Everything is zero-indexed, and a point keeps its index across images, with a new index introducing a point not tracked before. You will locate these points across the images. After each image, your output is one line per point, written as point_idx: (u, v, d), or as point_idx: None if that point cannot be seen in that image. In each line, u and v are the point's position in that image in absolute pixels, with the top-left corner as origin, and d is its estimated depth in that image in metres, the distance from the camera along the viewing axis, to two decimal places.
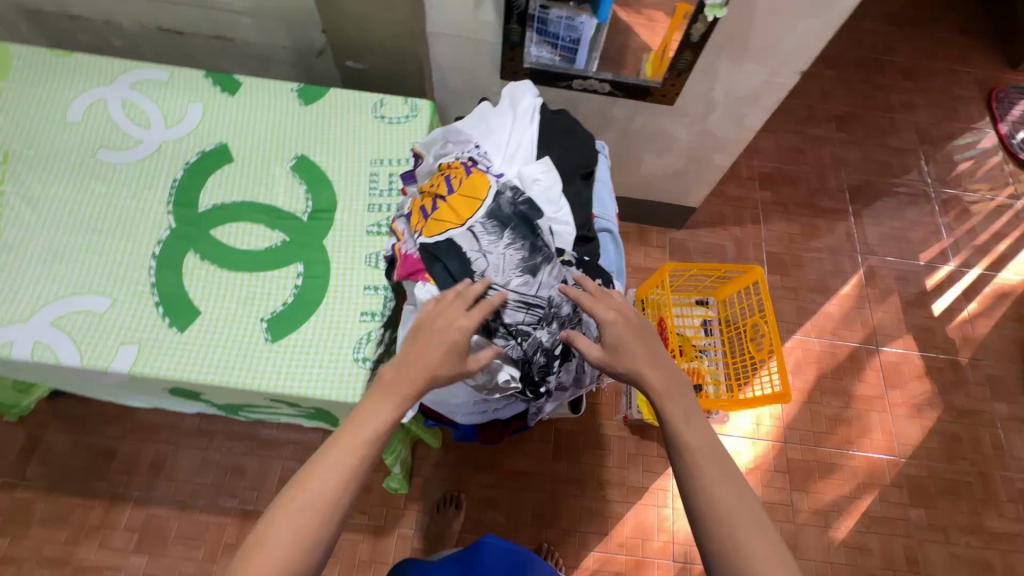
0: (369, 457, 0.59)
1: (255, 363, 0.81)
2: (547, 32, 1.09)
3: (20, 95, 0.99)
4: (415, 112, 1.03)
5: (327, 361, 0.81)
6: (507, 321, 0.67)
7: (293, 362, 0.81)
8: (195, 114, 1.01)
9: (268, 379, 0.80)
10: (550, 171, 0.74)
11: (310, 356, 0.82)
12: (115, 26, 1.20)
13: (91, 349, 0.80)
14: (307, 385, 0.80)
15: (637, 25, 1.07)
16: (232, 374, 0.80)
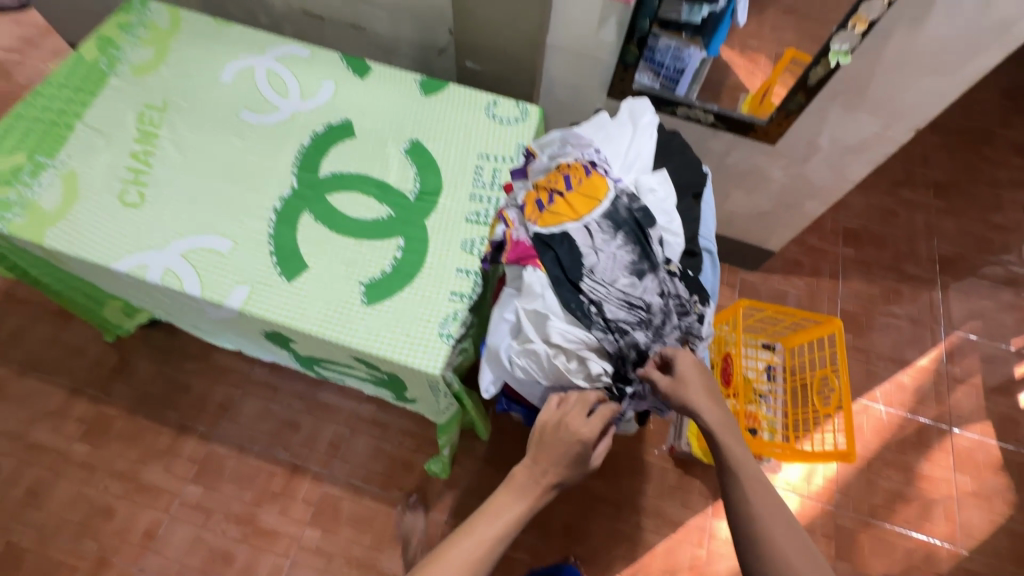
0: (491, 556, 0.64)
1: (350, 322, 0.87)
2: (654, 63, 1.15)
3: (184, 54, 1.12)
4: (525, 117, 1.09)
5: (415, 331, 0.86)
6: (609, 316, 0.72)
7: (384, 326, 0.87)
8: (327, 89, 1.10)
9: (359, 339, 0.86)
10: (666, 184, 0.79)
11: (400, 325, 0.87)
12: (266, 6, 1.33)
13: (211, 283, 0.89)
14: (393, 350, 0.85)
15: (739, 66, 1.17)
16: (329, 328, 0.86)
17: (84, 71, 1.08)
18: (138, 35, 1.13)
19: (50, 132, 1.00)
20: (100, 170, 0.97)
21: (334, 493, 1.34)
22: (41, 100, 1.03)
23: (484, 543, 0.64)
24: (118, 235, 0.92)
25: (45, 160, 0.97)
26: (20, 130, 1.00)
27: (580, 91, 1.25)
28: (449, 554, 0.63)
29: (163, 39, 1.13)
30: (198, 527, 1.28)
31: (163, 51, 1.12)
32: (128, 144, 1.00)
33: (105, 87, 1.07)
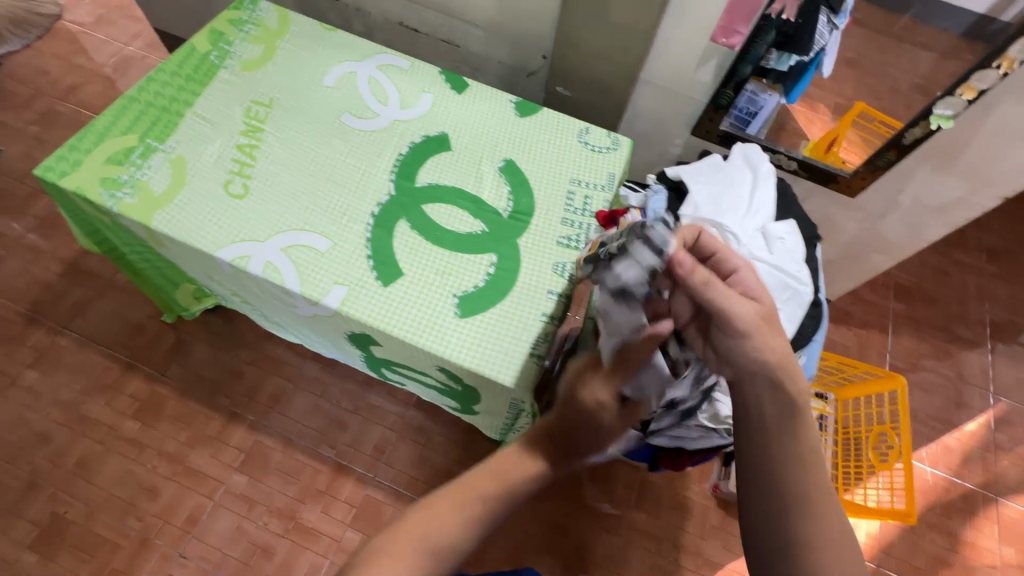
0: (482, 512, 0.67)
1: (443, 333, 0.88)
2: (736, 110, 1.17)
3: (291, 54, 1.15)
4: (616, 147, 1.11)
5: (506, 348, 0.87)
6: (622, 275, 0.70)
7: (475, 340, 0.88)
8: (426, 101, 1.13)
9: (451, 351, 0.87)
10: (792, 234, 0.76)
11: (491, 340, 0.88)
12: (363, 14, 1.37)
13: (310, 280, 0.90)
14: (484, 364, 0.86)
15: (794, 111, 1.25)
16: (422, 336, 0.88)
17: (195, 61, 1.11)
18: (248, 31, 1.17)
19: (162, 118, 1.03)
20: (207, 158, 1.00)
21: (377, 497, 1.34)
22: (155, 85, 1.07)
23: (476, 501, 0.67)
24: (221, 224, 0.94)
25: (156, 143, 1.00)
26: (133, 113, 1.03)
27: (663, 125, 1.28)
28: (439, 508, 0.66)
29: (271, 37, 1.17)
30: (241, 517, 1.28)
31: (272, 49, 1.15)
32: (235, 136, 1.03)
33: (215, 79, 1.10)
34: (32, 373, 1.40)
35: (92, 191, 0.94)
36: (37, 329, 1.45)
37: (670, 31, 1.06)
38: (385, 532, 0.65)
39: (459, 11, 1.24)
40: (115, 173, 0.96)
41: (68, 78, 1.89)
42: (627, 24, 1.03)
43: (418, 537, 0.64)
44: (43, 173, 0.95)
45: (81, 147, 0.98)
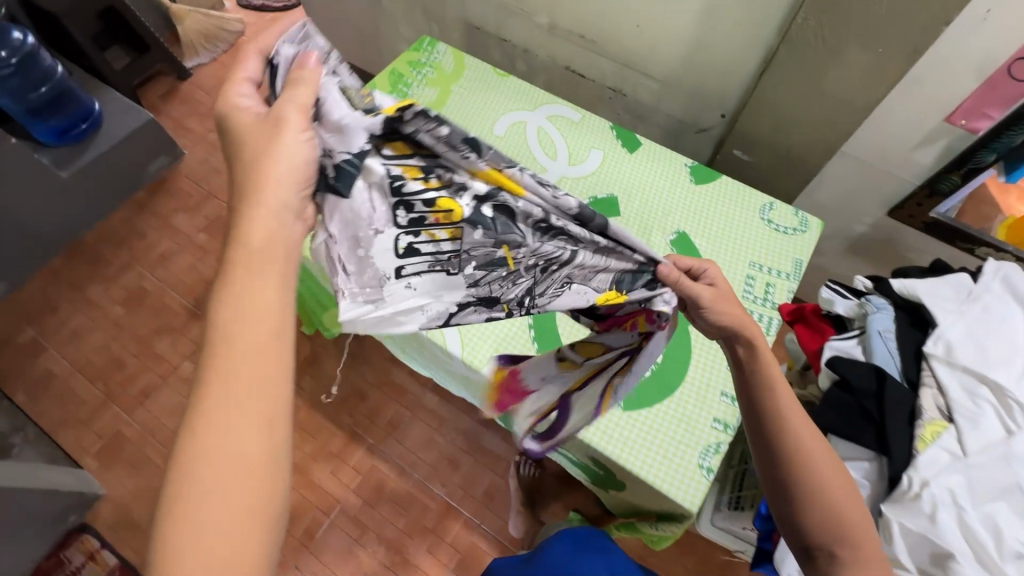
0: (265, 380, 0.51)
1: (603, 422, 0.82)
2: (954, 200, 1.00)
3: (465, 101, 1.16)
4: (804, 227, 0.99)
5: (671, 453, 0.80)
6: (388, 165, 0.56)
7: (637, 437, 0.82)
8: (595, 159, 1.08)
9: (611, 447, 0.81)
10: None
11: (656, 441, 0.81)
12: (530, 55, 1.35)
13: (471, 345, 0.90)
14: (644, 467, 0.80)
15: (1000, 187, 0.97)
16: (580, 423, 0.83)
17: None
18: (425, 74, 1.19)
19: None
20: None
21: (482, 545, 1.32)
22: None
23: (241, 374, 0.50)
24: None
25: None
26: None
27: (852, 200, 1.13)
28: (205, 418, 0.48)
29: (446, 81, 1.18)
30: (352, 539, 1.32)
31: (446, 95, 1.17)
32: None
33: None
34: (189, 363, 1.54)
35: None
36: (198, 323, 1.60)
37: (894, 103, 0.92)
38: (159, 517, 0.46)
39: (636, 61, 1.18)
40: None
41: None
42: (846, 95, 0.91)
43: (195, 468, 0.47)
44: None
45: None
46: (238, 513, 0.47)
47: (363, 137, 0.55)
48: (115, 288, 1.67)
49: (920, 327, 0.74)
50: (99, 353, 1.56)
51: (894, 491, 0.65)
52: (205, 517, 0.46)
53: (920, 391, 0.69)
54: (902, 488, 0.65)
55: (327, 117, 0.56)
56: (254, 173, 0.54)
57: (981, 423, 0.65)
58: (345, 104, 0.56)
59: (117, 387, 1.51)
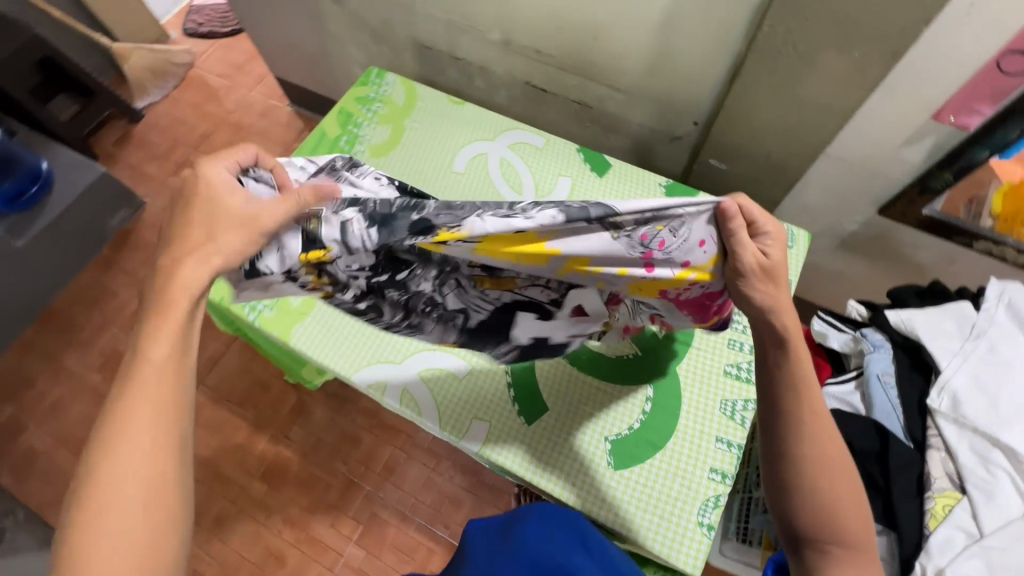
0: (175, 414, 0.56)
1: (594, 487, 0.78)
2: (948, 196, 0.93)
3: (420, 137, 1.08)
4: (791, 242, 0.93)
5: (669, 515, 0.76)
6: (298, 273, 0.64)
7: (631, 499, 0.77)
8: (564, 188, 1.02)
9: (604, 510, 0.77)
10: None
11: (650, 501, 0.77)
12: (488, 72, 1.27)
13: (449, 413, 0.84)
14: (642, 533, 0.75)
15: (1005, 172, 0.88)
16: (571, 490, 0.78)
17: (327, 148, 1.08)
18: (375, 110, 1.11)
19: None
20: None
21: None
22: None
23: (149, 411, 0.54)
24: (357, 345, 0.89)
25: None
26: None
27: (840, 199, 1.06)
28: (111, 450, 0.53)
29: (398, 116, 1.11)
30: None
31: (399, 131, 1.09)
32: None
33: None
34: None
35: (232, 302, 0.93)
36: None
37: (876, 104, 0.86)
38: (67, 542, 0.51)
39: (599, 73, 1.10)
40: None
41: (200, 127, 1.99)
42: (824, 101, 0.84)
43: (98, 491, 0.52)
44: None
45: None
46: (142, 533, 0.52)
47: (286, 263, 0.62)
48: (90, 354, 1.61)
49: (923, 373, 0.82)
50: (82, 425, 1.52)
51: (908, 572, 0.71)
52: (109, 536, 0.51)
53: (928, 455, 0.76)
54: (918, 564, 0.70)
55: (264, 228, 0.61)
56: (177, 228, 0.58)
57: (996, 494, 0.71)
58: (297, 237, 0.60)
59: None
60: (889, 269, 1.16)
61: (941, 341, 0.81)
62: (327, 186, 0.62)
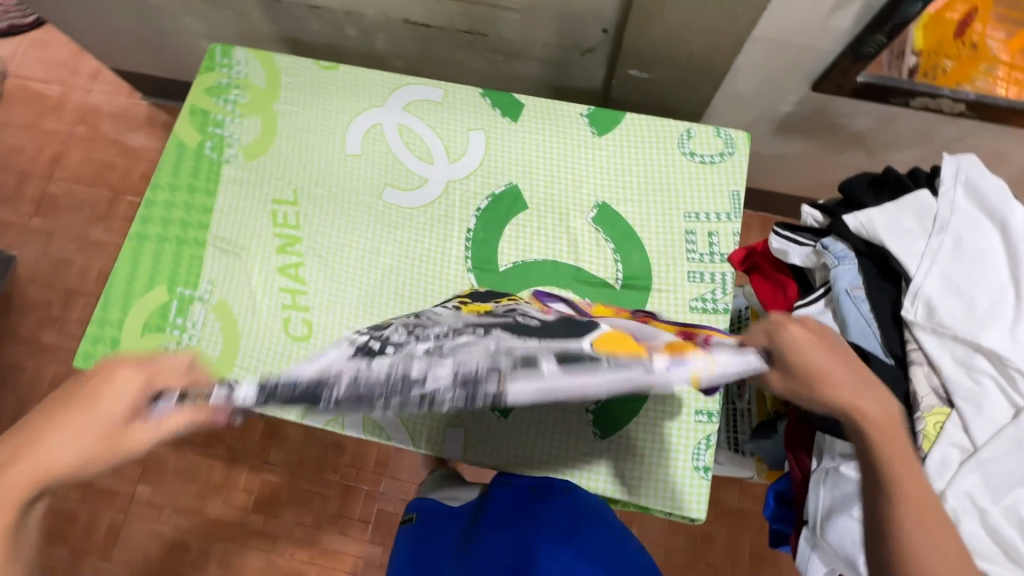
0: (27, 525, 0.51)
1: (583, 460, 0.77)
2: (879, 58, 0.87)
3: (297, 120, 0.91)
4: (731, 148, 0.86)
5: (662, 468, 0.75)
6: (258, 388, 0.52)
7: (622, 463, 0.76)
8: (478, 144, 0.89)
9: (596, 479, 0.76)
10: None
11: (640, 458, 0.76)
12: (356, 17, 1.06)
13: (420, 428, 0.79)
14: (640, 493, 0.75)
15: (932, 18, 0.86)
16: (561, 470, 0.78)
17: (192, 162, 0.90)
18: (234, 101, 0.92)
19: (181, 255, 0.86)
20: (252, 300, 0.83)
21: None
22: (159, 211, 0.88)
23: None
24: None
25: (189, 292, 0.84)
26: (150, 255, 0.86)
27: (771, 82, 0.98)
28: None
29: (264, 102, 0.92)
30: None
31: (271, 121, 0.92)
32: (270, 258, 0.85)
33: (223, 181, 0.89)
34: (145, 487, 1.39)
35: None
36: None
37: None
38: None
39: None
40: (160, 343, 0.82)
41: (45, 149, 1.66)
42: None
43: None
44: (87, 365, 0.82)
45: (112, 319, 0.83)
46: None
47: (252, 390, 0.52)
48: None
49: (891, 279, 0.61)
50: None
51: None
52: None
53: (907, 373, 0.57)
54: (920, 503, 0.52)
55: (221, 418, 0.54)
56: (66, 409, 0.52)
57: (988, 405, 0.53)
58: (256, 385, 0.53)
59: (79, 540, 1.36)
60: (829, 142, 1.11)
61: (902, 242, 0.59)
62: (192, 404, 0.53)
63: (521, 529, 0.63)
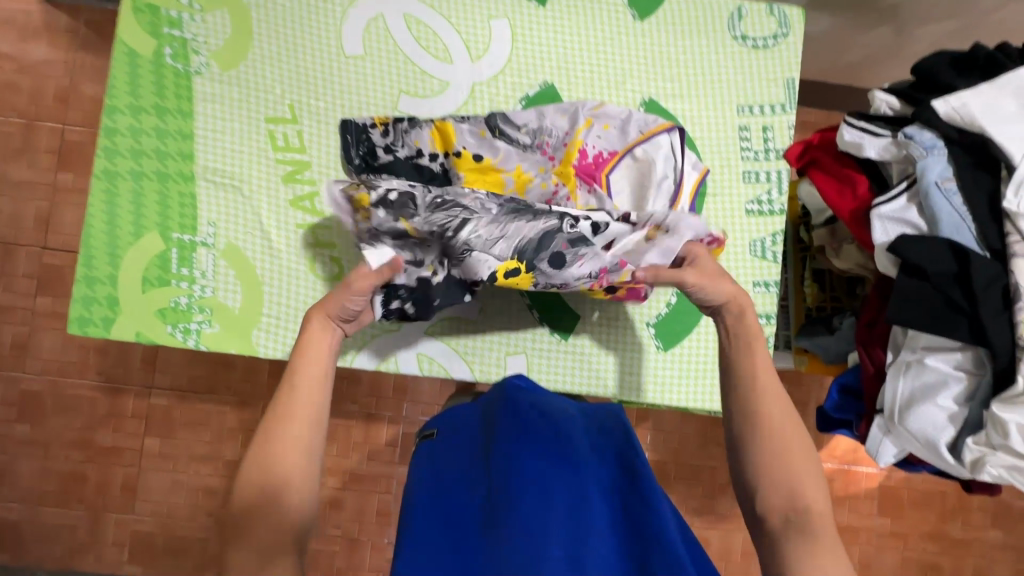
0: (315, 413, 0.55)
1: (615, 370, 0.76)
2: None
3: (276, 13, 0.74)
4: (786, 28, 0.77)
5: (706, 374, 0.76)
6: (371, 134, 0.73)
7: (651, 373, 0.76)
8: (503, 36, 0.76)
9: (615, 381, 0.76)
10: None
11: (687, 370, 0.76)
12: None
13: (479, 360, 0.75)
14: (679, 395, 0.76)
15: None
16: (586, 385, 0.76)
17: (153, 76, 0.73)
18: None
19: (168, 193, 0.73)
20: (267, 240, 0.73)
21: None
22: (126, 140, 0.73)
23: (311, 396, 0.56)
24: None
25: (188, 237, 0.73)
26: (128, 197, 0.73)
27: None
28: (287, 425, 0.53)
29: None
30: None
31: (242, 15, 0.74)
32: (278, 190, 0.74)
33: (197, 99, 0.74)
34: (153, 439, 1.33)
35: (157, 333, 0.72)
36: (125, 396, 1.33)
37: None
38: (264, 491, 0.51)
39: None
40: (168, 298, 0.72)
41: None
42: None
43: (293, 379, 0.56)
44: (85, 331, 0.71)
45: (101, 276, 0.72)
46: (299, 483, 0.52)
47: (372, 123, 0.73)
48: None
49: (986, 168, 0.58)
50: (45, 478, 1.32)
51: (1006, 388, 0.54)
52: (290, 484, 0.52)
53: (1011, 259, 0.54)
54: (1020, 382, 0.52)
55: (348, 127, 0.73)
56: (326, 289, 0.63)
57: None
58: (359, 128, 0.73)
59: (96, 498, 1.32)
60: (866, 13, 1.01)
61: (1005, 125, 0.56)
62: (317, 102, 0.75)
63: (550, 460, 0.51)
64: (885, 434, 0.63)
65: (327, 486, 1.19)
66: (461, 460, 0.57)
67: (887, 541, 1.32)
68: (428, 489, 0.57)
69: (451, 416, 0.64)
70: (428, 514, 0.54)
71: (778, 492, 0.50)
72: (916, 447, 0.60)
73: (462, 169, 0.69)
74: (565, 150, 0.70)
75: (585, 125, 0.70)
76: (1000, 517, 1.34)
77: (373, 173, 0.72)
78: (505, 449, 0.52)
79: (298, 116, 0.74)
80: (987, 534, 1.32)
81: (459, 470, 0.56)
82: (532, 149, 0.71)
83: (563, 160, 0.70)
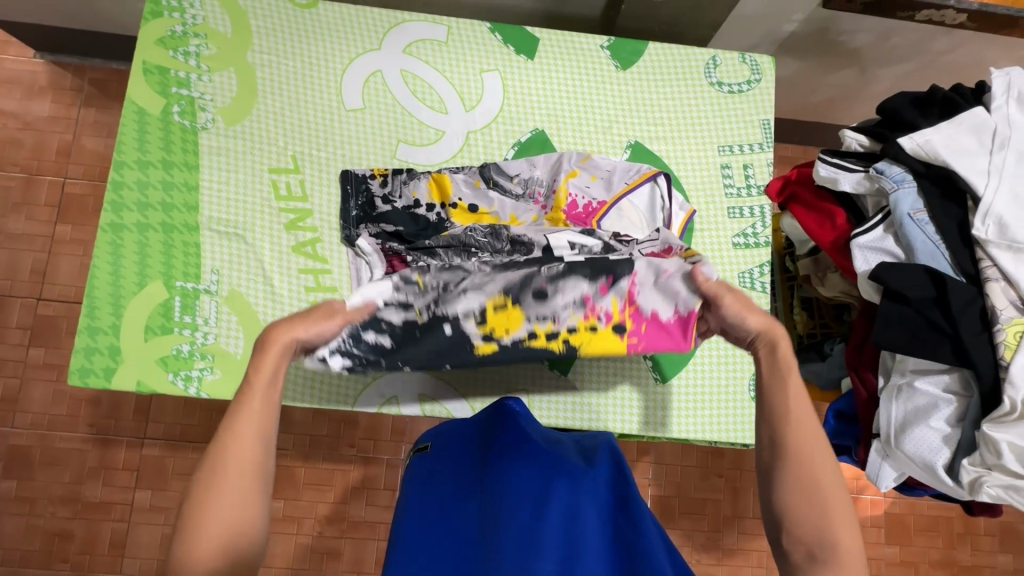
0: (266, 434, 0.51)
1: (618, 403, 0.77)
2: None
3: (279, 71, 0.79)
4: (758, 74, 0.83)
5: (704, 405, 0.77)
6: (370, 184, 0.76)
7: (653, 406, 0.77)
8: (495, 88, 0.81)
9: (618, 415, 0.77)
10: None
11: (686, 401, 0.77)
12: None
13: (481, 399, 0.76)
14: (680, 427, 0.77)
15: None
16: (590, 420, 0.76)
17: (161, 132, 0.77)
18: (197, 54, 0.78)
19: (173, 244, 0.75)
20: (270, 285, 0.75)
21: None
22: (132, 194, 0.75)
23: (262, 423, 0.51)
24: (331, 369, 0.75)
25: (191, 285, 0.74)
26: (133, 248, 0.74)
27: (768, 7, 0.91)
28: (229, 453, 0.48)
29: (234, 53, 0.79)
30: None
31: (248, 75, 0.78)
32: (281, 237, 0.76)
33: (202, 152, 0.77)
34: (144, 492, 1.29)
35: (157, 381, 0.72)
36: (116, 447, 1.30)
37: None
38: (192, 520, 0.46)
39: None
40: (171, 346, 0.73)
41: None
42: None
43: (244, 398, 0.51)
44: (86, 382, 0.71)
45: (103, 326, 0.72)
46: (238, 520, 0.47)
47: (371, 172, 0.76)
48: None
49: (954, 199, 0.61)
50: (29, 538, 1.27)
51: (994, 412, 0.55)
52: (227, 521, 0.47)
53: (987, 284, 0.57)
54: (1005, 405, 0.54)
55: (347, 178, 0.76)
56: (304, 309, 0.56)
57: None
58: (358, 179, 0.76)
59: (82, 557, 1.27)
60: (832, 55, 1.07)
61: (966, 160, 0.60)
62: (319, 153, 0.78)
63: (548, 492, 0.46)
64: (884, 458, 0.64)
65: (323, 534, 1.16)
66: (455, 492, 0.54)
67: (897, 571, 1.30)
68: (419, 522, 0.53)
69: (443, 443, 0.61)
70: (421, 517, 0.54)
71: (793, 525, 0.48)
72: (915, 470, 0.61)
73: (459, 219, 0.72)
74: (553, 198, 0.72)
75: (571, 173, 0.73)
76: (1007, 540, 1.32)
77: (370, 222, 0.74)
78: (505, 482, 0.48)
79: (300, 166, 0.77)
80: (997, 559, 1.31)
81: (454, 502, 0.53)
82: (524, 198, 0.74)
83: (553, 207, 0.72)
